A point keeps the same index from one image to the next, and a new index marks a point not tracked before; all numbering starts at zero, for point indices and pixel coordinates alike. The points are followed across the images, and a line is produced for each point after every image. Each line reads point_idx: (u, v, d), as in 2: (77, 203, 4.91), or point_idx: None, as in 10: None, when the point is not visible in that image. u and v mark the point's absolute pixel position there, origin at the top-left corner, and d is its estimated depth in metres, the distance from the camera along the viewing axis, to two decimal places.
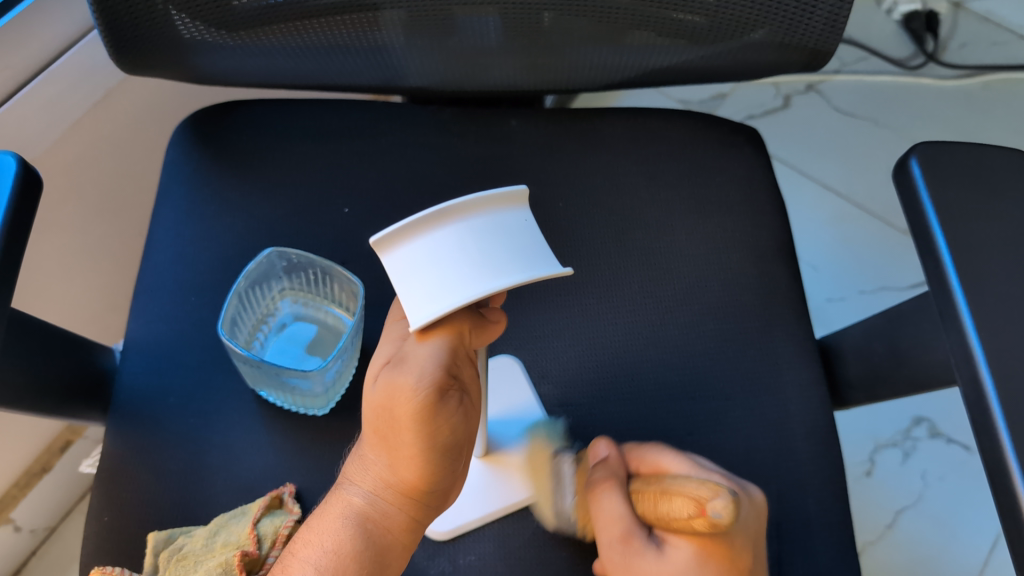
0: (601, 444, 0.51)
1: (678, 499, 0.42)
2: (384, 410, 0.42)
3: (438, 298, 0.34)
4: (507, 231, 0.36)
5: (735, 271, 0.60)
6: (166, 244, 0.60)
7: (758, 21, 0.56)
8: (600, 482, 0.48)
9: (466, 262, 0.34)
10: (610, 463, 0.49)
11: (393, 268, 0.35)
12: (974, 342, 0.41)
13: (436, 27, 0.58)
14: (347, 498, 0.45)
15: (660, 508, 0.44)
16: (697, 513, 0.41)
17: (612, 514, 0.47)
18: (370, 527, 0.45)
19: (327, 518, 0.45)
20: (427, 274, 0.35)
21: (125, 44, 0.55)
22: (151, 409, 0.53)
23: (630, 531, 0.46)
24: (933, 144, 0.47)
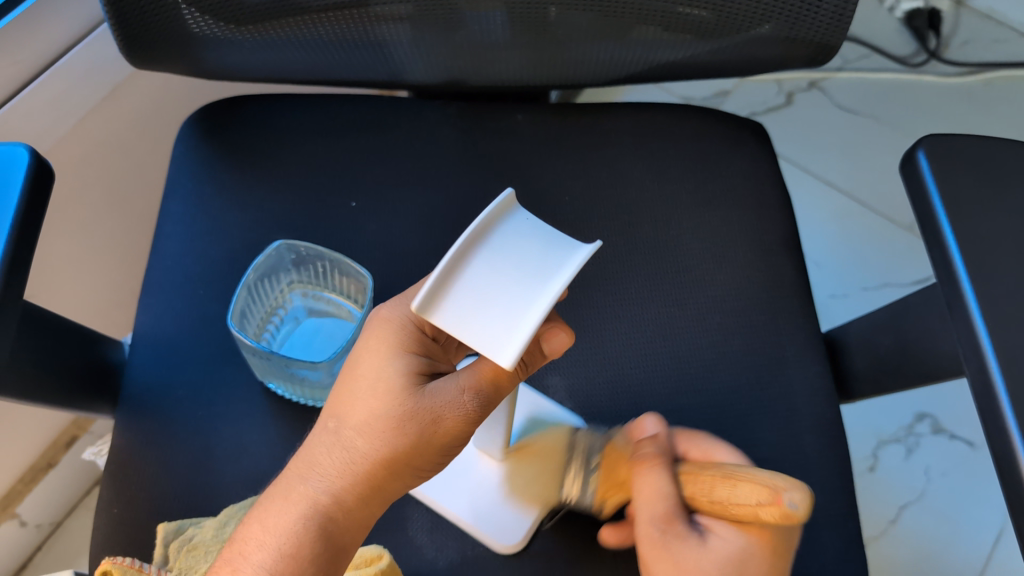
0: (650, 422, 0.51)
1: (744, 486, 0.41)
2: (408, 417, 0.42)
3: (506, 323, 0.34)
4: (516, 236, 0.37)
5: (742, 265, 0.60)
6: (175, 238, 0.60)
7: (764, 16, 0.56)
8: (648, 458, 0.48)
9: (512, 281, 0.35)
10: (658, 441, 0.49)
11: (448, 321, 0.34)
12: (982, 332, 0.41)
13: (444, 21, 0.58)
14: (314, 495, 0.42)
15: (715, 493, 0.44)
16: (767, 502, 0.39)
17: (657, 492, 0.47)
18: (331, 530, 0.42)
19: (284, 517, 0.41)
20: (481, 307, 0.34)
21: (134, 38, 0.55)
22: (160, 402, 0.54)
23: (674, 513, 0.46)
24: (940, 137, 0.47)
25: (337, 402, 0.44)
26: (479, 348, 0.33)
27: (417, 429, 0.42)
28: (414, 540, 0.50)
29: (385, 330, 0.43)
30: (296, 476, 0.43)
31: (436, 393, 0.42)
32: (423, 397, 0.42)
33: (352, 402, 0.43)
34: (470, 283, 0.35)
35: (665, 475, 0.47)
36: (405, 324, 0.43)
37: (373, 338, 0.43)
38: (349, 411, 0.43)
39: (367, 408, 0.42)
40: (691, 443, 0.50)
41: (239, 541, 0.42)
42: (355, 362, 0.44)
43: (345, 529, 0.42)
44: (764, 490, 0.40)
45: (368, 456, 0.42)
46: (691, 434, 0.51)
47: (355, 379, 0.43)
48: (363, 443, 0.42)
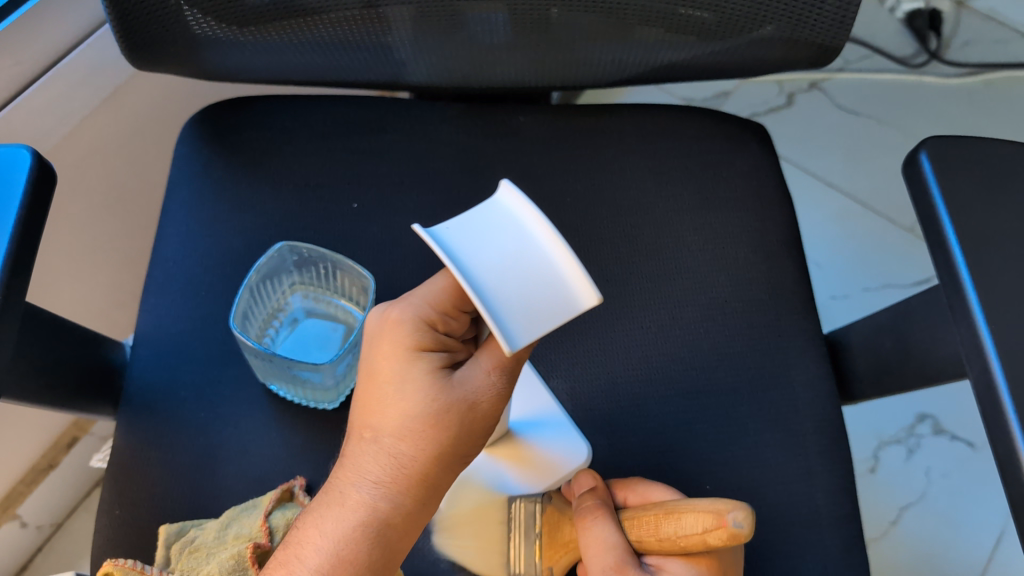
0: (584, 477, 0.51)
1: (689, 516, 0.43)
2: (446, 409, 0.41)
3: (555, 291, 0.37)
4: (470, 232, 0.38)
5: (744, 267, 0.60)
6: (176, 240, 0.60)
7: (766, 17, 0.56)
8: (589, 511, 0.48)
9: (516, 258, 0.37)
10: (597, 492, 0.50)
11: (526, 334, 0.35)
12: (984, 334, 0.41)
13: (446, 23, 0.58)
14: (370, 503, 0.41)
15: (662, 531, 0.45)
16: (715, 525, 0.41)
17: (603, 542, 0.48)
18: (391, 534, 0.41)
19: (342, 529, 0.40)
20: (531, 298, 0.36)
21: (137, 40, 0.55)
22: (161, 404, 0.54)
23: (623, 560, 0.46)
24: (943, 138, 0.47)
25: (367, 411, 0.43)
26: (564, 321, 0.36)
27: (458, 418, 0.41)
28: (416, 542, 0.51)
29: (397, 333, 0.42)
30: (344, 487, 0.42)
31: (465, 381, 0.41)
32: (455, 386, 0.41)
33: (386, 408, 0.42)
34: (505, 297, 0.36)
35: (611, 525, 0.48)
36: (415, 323, 0.42)
37: (386, 342, 0.43)
38: (384, 417, 0.42)
39: (403, 410, 0.41)
40: (625, 490, 0.50)
41: (294, 557, 0.41)
42: (373, 367, 0.43)
43: (405, 531, 0.41)
44: (709, 515, 0.42)
45: (415, 457, 0.41)
46: (623, 481, 0.51)
47: (382, 385, 0.42)
48: (408, 446, 0.41)
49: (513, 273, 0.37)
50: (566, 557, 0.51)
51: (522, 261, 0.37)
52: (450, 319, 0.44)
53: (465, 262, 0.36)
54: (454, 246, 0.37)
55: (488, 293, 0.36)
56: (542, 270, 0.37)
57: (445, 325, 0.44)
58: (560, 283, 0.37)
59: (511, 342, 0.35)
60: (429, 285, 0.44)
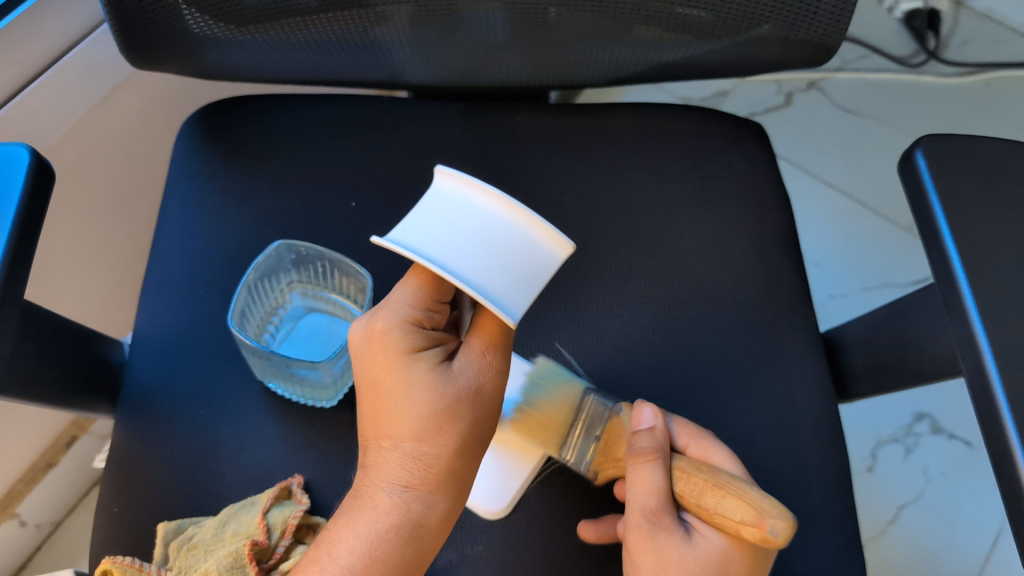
0: (648, 413, 0.51)
1: (734, 500, 0.43)
2: (457, 401, 0.43)
3: (527, 257, 0.40)
4: (423, 233, 0.39)
5: (741, 265, 0.60)
6: (175, 238, 0.60)
7: (763, 16, 0.56)
8: (646, 451, 0.48)
9: (486, 237, 0.39)
10: (656, 434, 0.50)
11: (519, 307, 0.38)
12: (978, 331, 0.41)
13: (443, 22, 0.58)
14: (401, 503, 0.42)
15: (705, 499, 0.45)
16: (752, 521, 0.41)
17: (649, 482, 0.48)
18: (425, 532, 0.42)
19: (378, 532, 0.41)
20: (512, 273, 0.39)
21: (135, 39, 0.55)
22: (160, 401, 0.54)
23: (664, 506, 0.47)
24: (938, 137, 0.47)
25: (380, 420, 0.44)
26: (544, 284, 0.39)
27: (468, 407, 0.43)
28: None
29: (390, 341, 0.43)
30: (370, 495, 0.42)
31: (464, 369, 0.43)
32: (458, 376, 0.43)
33: (399, 413, 0.43)
34: (495, 279, 0.38)
35: (661, 470, 0.48)
36: (404, 326, 0.43)
37: (379, 351, 0.43)
38: (400, 421, 0.43)
39: (417, 412, 0.43)
40: (691, 437, 0.51)
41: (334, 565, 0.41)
42: (374, 379, 0.44)
43: (437, 526, 0.43)
44: (752, 511, 0.41)
45: (438, 453, 0.43)
46: (689, 429, 0.51)
47: (390, 393, 0.43)
48: (430, 444, 0.43)
49: (492, 255, 0.39)
50: (615, 470, 0.52)
51: (492, 240, 0.39)
52: (432, 314, 0.45)
53: (447, 258, 0.38)
54: (417, 251, 0.38)
55: (479, 282, 0.37)
56: (511, 242, 0.40)
57: (429, 321, 0.45)
58: (529, 250, 0.40)
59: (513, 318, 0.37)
60: (403, 284, 0.45)
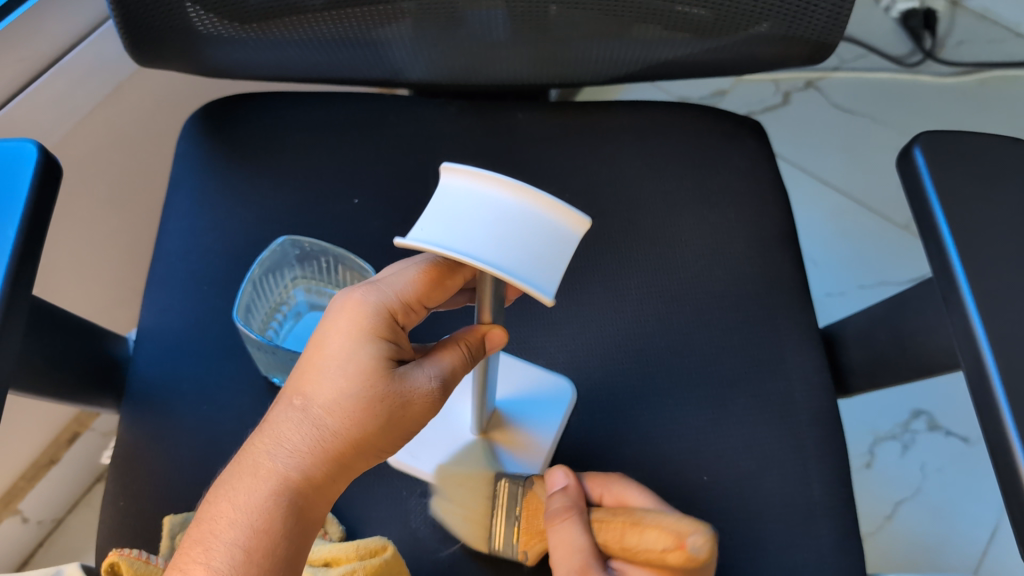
0: (559, 473, 0.50)
1: (652, 532, 0.44)
2: (379, 398, 0.42)
3: (547, 231, 0.37)
4: (442, 226, 0.36)
5: (741, 261, 0.61)
6: (179, 234, 0.61)
7: (762, 15, 0.57)
8: (561, 511, 0.47)
9: (500, 219, 0.36)
10: (569, 493, 0.49)
11: (554, 282, 0.36)
12: (976, 323, 0.42)
13: (445, 20, 0.59)
14: (283, 472, 0.41)
15: (627, 539, 0.45)
16: (674, 546, 0.42)
17: (570, 543, 0.47)
18: (302, 505, 0.41)
19: (252, 499, 0.40)
20: (537, 252, 0.36)
21: (141, 38, 0.56)
22: (165, 396, 0.54)
23: (589, 563, 0.46)
24: (935, 133, 0.48)
25: (302, 379, 0.43)
26: (567, 256, 0.37)
27: (386, 410, 0.42)
28: (417, 533, 0.51)
29: (357, 316, 0.43)
30: (260, 455, 0.41)
31: (405, 377, 0.42)
32: (395, 380, 0.42)
33: (321, 379, 0.42)
34: (524, 259, 0.35)
35: (579, 525, 0.47)
36: (377, 309, 0.43)
37: (343, 321, 0.43)
38: (317, 389, 0.42)
39: (337, 386, 0.42)
40: (602, 486, 0.50)
41: (205, 526, 0.40)
42: (321, 339, 0.43)
43: (313, 508, 0.41)
44: (670, 536, 0.43)
45: (338, 435, 0.41)
46: (601, 476, 0.50)
47: (323, 358, 0.43)
48: (335, 421, 0.41)
49: (512, 234, 0.36)
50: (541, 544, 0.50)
51: (508, 220, 0.36)
52: (411, 314, 0.45)
53: (470, 248, 0.35)
54: (440, 245, 0.35)
55: (507, 263, 0.35)
56: (528, 218, 0.36)
57: (404, 318, 0.44)
58: (544, 223, 0.37)
59: (549, 294, 0.35)
60: (400, 273, 0.45)
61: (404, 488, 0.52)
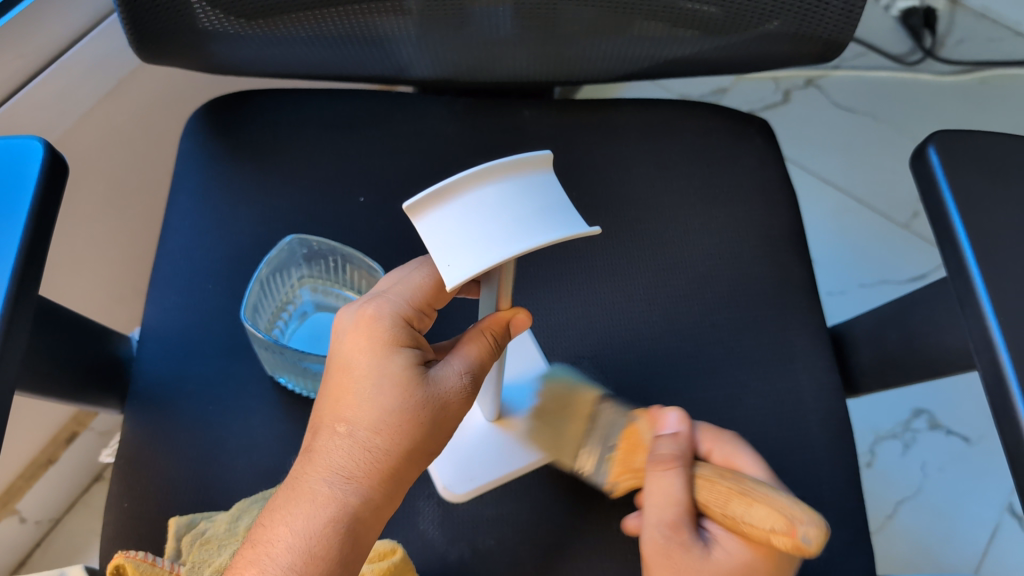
0: (673, 418, 0.50)
1: (764, 509, 0.41)
2: (421, 407, 0.42)
3: (535, 186, 0.35)
4: (465, 251, 0.33)
5: (750, 261, 0.61)
6: (182, 233, 0.60)
7: (773, 12, 0.56)
8: (666, 459, 0.47)
9: (497, 203, 0.34)
10: (679, 441, 0.49)
11: (573, 214, 0.35)
12: (993, 326, 0.41)
13: (453, 16, 0.58)
14: (340, 499, 0.41)
15: (732, 508, 0.43)
16: (783, 530, 0.40)
17: (668, 495, 0.47)
18: (360, 528, 0.41)
19: (313, 525, 0.40)
20: (546, 205, 0.34)
21: (146, 35, 0.55)
22: (170, 397, 0.54)
23: (682, 520, 0.46)
24: (950, 133, 0.48)
25: (340, 403, 0.43)
26: (558, 190, 0.36)
27: (430, 417, 0.42)
28: (425, 535, 0.50)
29: (376, 329, 0.43)
30: (313, 483, 0.41)
31: (439, 380, 0.43)
32: (429, 384, 0.43)
33: (358, 401, 0.42)
34: (550, 220, 0.34)
35: (682, 478, 0.47)
36: (395, 321, 0.43)
37: (364, 338, 0.43)
38: (359, 411, 0.42)
39: (379, 404, 0.42)
40: (714, 442, 0.50)
41: (265, 552, 0.40)
42: (348, 360, 0.43)
43: (371, 527, 0.42)
44: (782, 519, 0.40)
45: (388, 452, 0.42)
46: (714, 433, 0.51)
47: (355, 378, 0.42)
48: (383, 440, 0.42)
49: (523, 209, 0.34)
50: (633, 481, 0.51)
51: (509, 202, 0.34)
52: (424, 317, 0.45)
53: (510, 247, 0.32)
54: (482, 262, 0.32)
55: (545, 231, 0.33)
56: (517, 187, 0.34)
57: (418, 322, 0.45)
58: (523, 178, 0.35)
59: (592, 226, 0.33)
60: (405, 281, 0.44)
61: (413, 489, 0.51)
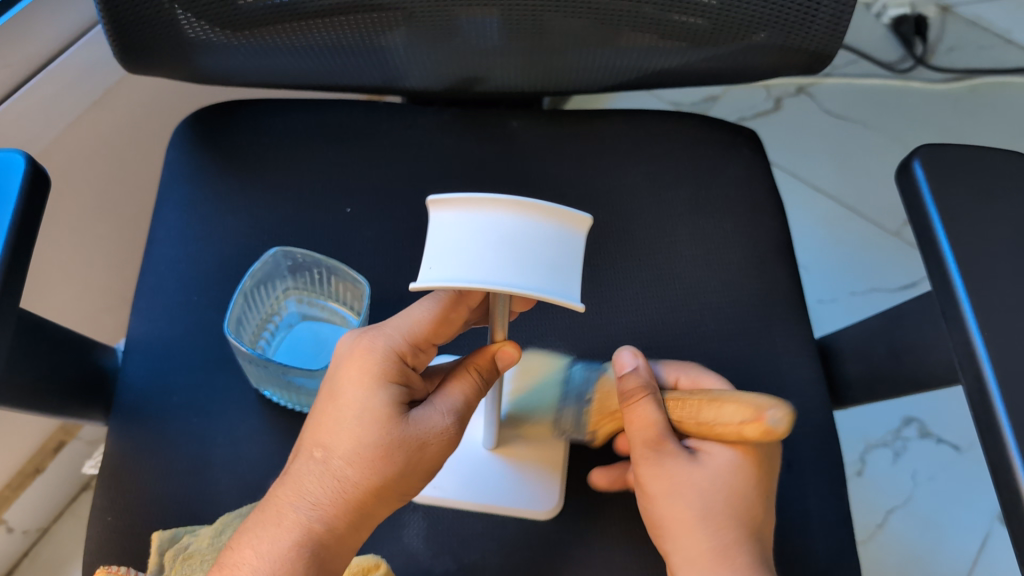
0: (629, 356, 0.52)
1: (731, 405, 0.45)
2: (397, 445, 0.43)
3: (555, 232, 0.36)
4: (454, 262, 0.35)
5: (737, 272, 0.61)
6: (168, 243, 0.60)
7: (760, 23, 0.56)
8: (636, 390, 0.50)
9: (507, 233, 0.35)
10: (641, 372, 0.51)
11: (574, 284, 0.35)
12: (976, 341, 0.41)
13: (439, 29, 0.58)
14: (307, 523, 0.41)
15: (703, 414, 0.47)
16: (752, 419, 0.44)
17: (647, 418, 0.49)
18: (324, 555, 0.42)
19: (277, 549, 0.41)
20: (551, 260, 0.35)
21: (130, 45, 0.55)
22: (155, 410, 0.53)
23: (664, 435, 0.49)
24: (935, 146, 0.48)
25: (320, 429, 0.43)
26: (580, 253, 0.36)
27: (405, 455, 0.43)
28: (410, 548, 0.50)
29: (368, 361, 0.44)
30: (283, 505, 0.42)
31: (421, 421, 0.44)
32: (410, 424, 0.43)
33: (338, 429, 0.43)
34: (546, 271, 0.35)
35: (656, 403, 0.49)
36: (389, 354, 0.45)
37: (355, 370, 0.44)
38: (337, 439, 0.43)
39: (356, 436, 0.42)
40: (679, 371, 0.53)
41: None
42: (336, 390, 0.44)
43: (335, 557, 0.42)
44: (749, 410, 0.44)
45: (358, 485, 0.42)
46: (678, 364, 0.54)
47: (340, 408, 0.43)
48: (355, 470, 0.42)
49: (525, 250, 0.35)
50: (611, 425, 0.54)
51: (512, 236, 0.35)
52: (419, 352, 0.47)
53: (491, 278, 0.34)
54: (459, 278, 0.34)
55: (529, 280, 0.34)
56: (532, 224, 0.35)
57: (414, 359, 0.46)
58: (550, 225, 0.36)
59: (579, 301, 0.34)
60: (404, 316, 0.46)
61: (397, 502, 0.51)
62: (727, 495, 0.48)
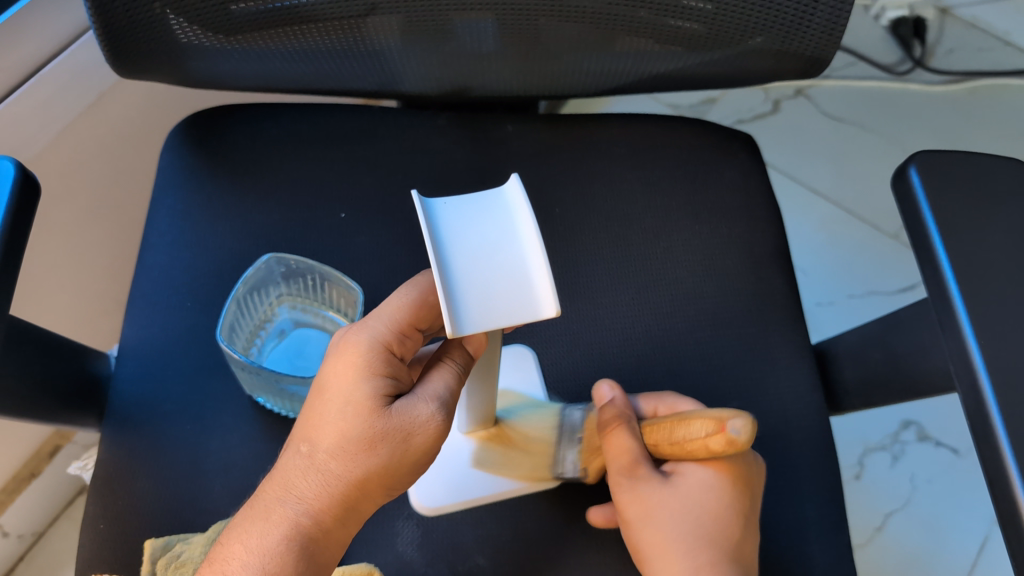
0: (607, 386, 0.53)
1: (697, 422, 0.45)
2: (379, 437, 0.42)
3: (521, 275, 0.35)
4: (459, 215, 0.37)
5: (733, 277, 0.60)
6: (161, 249, 0.59)
7: (755, 28, 0.56)
8: (611, 420, 0.50)
9: (496, 247, 0.36)
10: (616, 402, 0.51)
11: (483, 325, 0.34)
12: (974, 350, 0.41)
13: (434, 33, 0.58)
14: (295, 518, 0.42)
15: (674, 435, 0.47)
16: (715, 431, 0.44)
17: (622, 447, 0.50)
18: (313, 547, 0.42)
19: (265, 543, 0.41)
20: (487, 296, 0.35)
21: (122, 49, 0.55)
22: (148, 416, 0.53)
23: (638, 461, 0.50)
24: (932, 153, 0.47)
25: (308, 424, 0.43)
26: (521, 318, 0.35)
27: (389, 448, 0.42)
28: (403, 556, 0.50)
29: (354, 354, 0.42)
30: (272, 500, 0.42)
31: (404, 412, 0.42)
32: (393, 415, 0.42)
33: (323, 424, 0.42)
34: (476, 281, 0.35)
35: (629, 433, 0.50)
36: (372, 346, 0.42)
37: (341, 363, 0.43)
38: (322, 433, 0.42)
39: (340, 429, 0.42)
40: (657, 402, 0.53)
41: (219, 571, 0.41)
42: (323, 383, 0.43)
43: (324, 550, 0.43)
44: (712, 422, 0.44)
45: (343, 477, 0.42)
46: (654, 395, 0.53)
47: (325, 402, 0.43)
48: (339, 464, 0.42)
49: (487, 259, 0.35)
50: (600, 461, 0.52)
51: (496, 242, 0.36)
52: (405, 339, 0.43)
53: (449, 241, 0.36)
54: (439, 222, 0.36)
55: (458, 272, 0.35)
56: (520, 252, 0.36)
57: (398, 346, 0.43)
58: (523, 288, 0.35)
59: (459, 326, 0.34)
60: (384, 305, 0.43)
61: (391, 509, 0.51)
62: (703, 514, 0.49)
